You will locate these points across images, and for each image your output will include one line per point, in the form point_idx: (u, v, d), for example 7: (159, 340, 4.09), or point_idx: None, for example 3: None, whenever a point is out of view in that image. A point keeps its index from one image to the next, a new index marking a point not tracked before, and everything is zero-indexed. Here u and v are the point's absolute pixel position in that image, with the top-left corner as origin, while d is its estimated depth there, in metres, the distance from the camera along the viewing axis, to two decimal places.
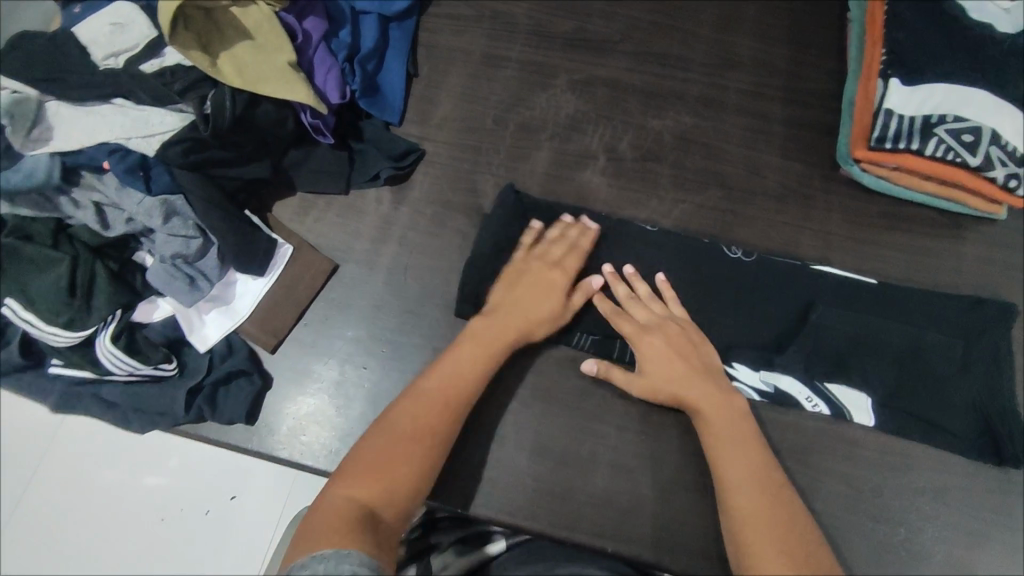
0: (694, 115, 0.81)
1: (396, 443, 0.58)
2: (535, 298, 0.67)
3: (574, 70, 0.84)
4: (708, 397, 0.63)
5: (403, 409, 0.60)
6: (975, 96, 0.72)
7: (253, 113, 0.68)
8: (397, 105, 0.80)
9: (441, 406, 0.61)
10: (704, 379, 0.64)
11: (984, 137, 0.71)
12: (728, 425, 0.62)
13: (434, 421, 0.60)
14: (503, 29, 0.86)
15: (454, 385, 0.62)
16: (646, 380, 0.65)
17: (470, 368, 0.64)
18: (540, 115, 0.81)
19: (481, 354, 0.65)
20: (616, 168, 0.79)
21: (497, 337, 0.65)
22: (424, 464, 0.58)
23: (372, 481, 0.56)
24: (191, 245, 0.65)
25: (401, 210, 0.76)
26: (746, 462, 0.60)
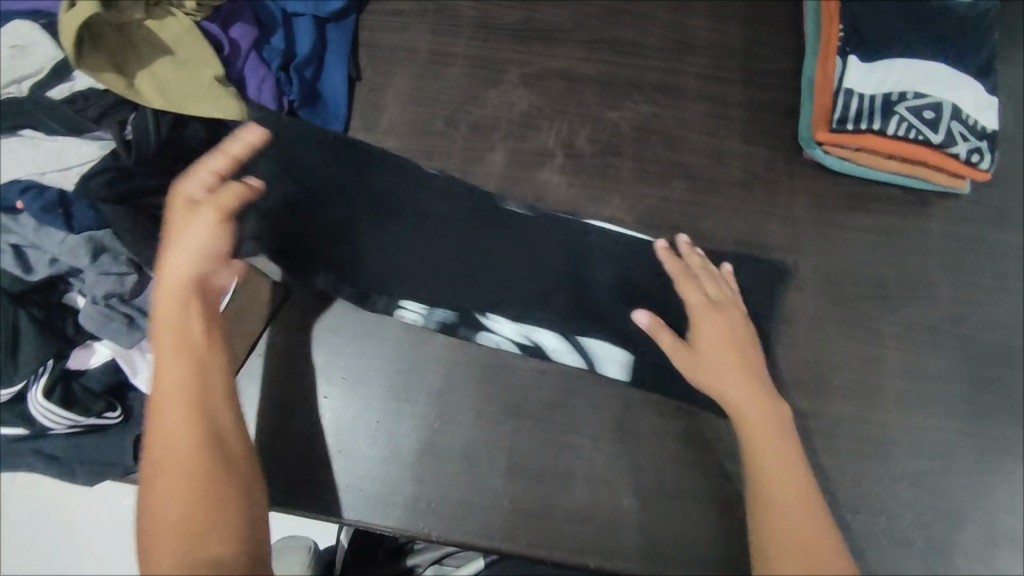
0: (652, 104, 0.78)
1: (176, 475, 0.50)
2: (202, 231, 0.55)
3: (525, 63, 0.80)
4: (753, 390, 0.61)
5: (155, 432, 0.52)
6: (933, 70, 0.71)
7: (180, 134, 0.63)
8: (340, 113, 0.76)
9: (188, 402, 0.52)
10: (740, 361, 0.62)
11: (944, 113, 0.70)
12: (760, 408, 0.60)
13: (188, 422, 0.52)
14: (448, 23, 0.82)
15: (177, 391, 0.52)
16: (697, 348, 0.63)
17: (168, 347, 0.53)
18: (493, 113, 0.78)
19: (177, 339, 0.53)
20: (574, 165, 0.76)
21: (167, 314, 0.54)
22: (207, 472, 0.50)
23: (176, 512, 0.48)
24: (125, 283, 0.61)
25: None
26: (784, 462, 0.57)
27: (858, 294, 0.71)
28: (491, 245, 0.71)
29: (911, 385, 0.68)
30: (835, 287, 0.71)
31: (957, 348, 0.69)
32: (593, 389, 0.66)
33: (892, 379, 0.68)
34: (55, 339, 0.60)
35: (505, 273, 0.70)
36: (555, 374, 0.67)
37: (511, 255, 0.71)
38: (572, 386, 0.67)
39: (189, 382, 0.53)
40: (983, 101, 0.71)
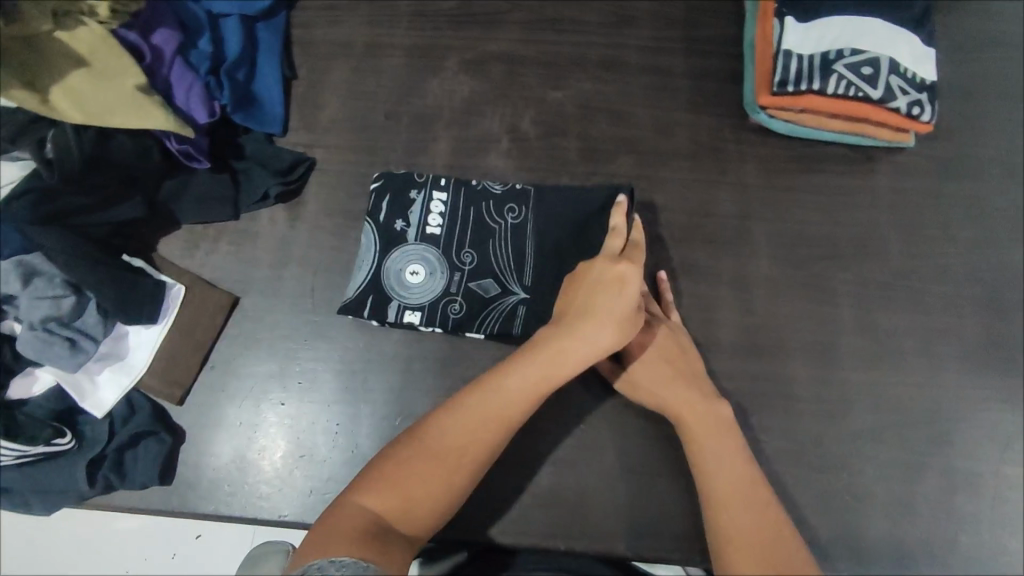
0: (596, 81, 0.77)
1: (429, 459, 0.55)
2: (604, 294, 0.61)
3: (464, 49, 0.78)
4: (688, 408, 0.61)
5: (444, 427, 0.56)
6: (870, 26, 0.70)
7: (105, 148, 0.62)
8: (277, 114, 0.74)
9: (496, 424, 0.57)
10: (685, 386, 0.62)
11: (882, 68, 0.69)
12: (707, 418, 0.60)
13: (488, 436, 0.57)
14: (382, 13, 0.80)
15: (502, 401, 0.58)
16: (630, 378, 0.64)
17: (535, 380, 0.58)
18: (434, 103, 0.76)
19: (548, 366, 0.59)
20: (520, 149, 0.75)
21: (549, 351, 0.59)
22: (445, 482, 0.55)
23: (392, 501, 0.53)
24: (62, 305, 0.59)
25: (298, 228, 0.71)
26: (731, 469, 0.57)
27: (810, 256, 0.71)
28: (450, 236, 0.69)
29: (868, 343, 0.68)
30: (786, 251, 0.71)
31: (911, 301, 0.69)
32: None
33: (848, 337, 0.68)
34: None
35: (470, 266, 0.68)
36: None
37: (470, 246, 0.69)
38: None
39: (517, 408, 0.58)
40: (920, 53, 0.71)
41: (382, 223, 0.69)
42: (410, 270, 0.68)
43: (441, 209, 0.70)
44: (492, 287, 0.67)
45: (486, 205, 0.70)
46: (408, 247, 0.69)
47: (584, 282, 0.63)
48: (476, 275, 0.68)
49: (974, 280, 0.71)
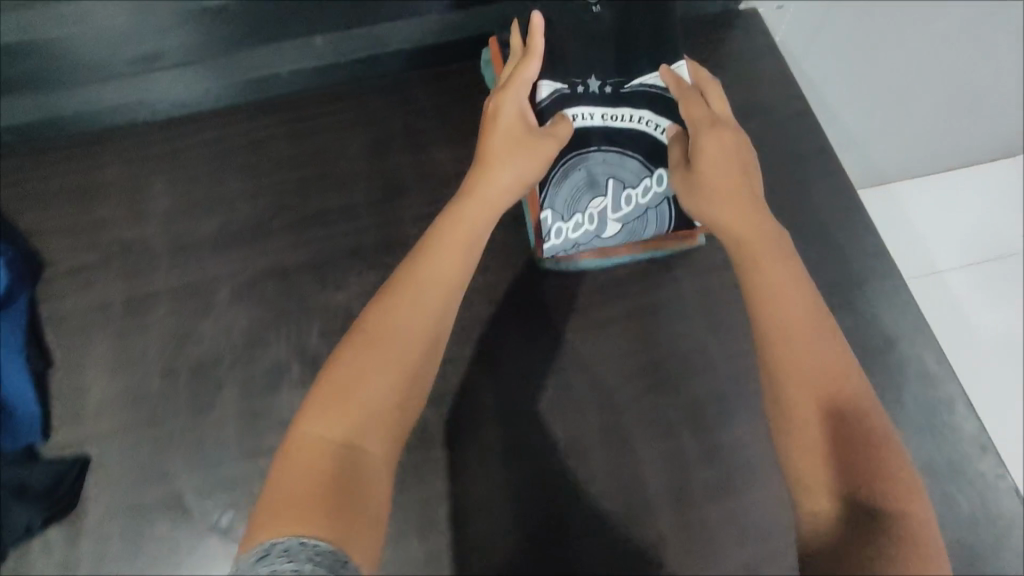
0: (378, 267, 0.73)
1: (350, 430, 0.45)
2: (452, 241, 0.55)
3: (233, 274, 0.74)
4: (801, 284, 0.50)
5: (324, 413, 0.45)
6: (606, 129, 0.67)
7: None
8: (32, 419, 0.65)
9: (410, 371, 0.48)
10: (782, 257, 0.51)
11: (634, 169, 0.68)
12: (787, 280, 0.49)
13: (393, 403, 0.47)
14: (138, 262, 0.75)
15: (400, 344, 0.48)
16: (463, 230, 0.56)
17: (413, 345, 0.49)
18: (211, 345, 0.70)
19: (451, 268, 0.53)
20: (314, 371, 0.68)
21: (450, 257, 0.54)
22: (432, 356, 0.50)
23: (300, 495, 0.41)
24: None
25: (81, 544, 0.62)
26: (824, 347, 0.46)
27: (636, 390, 0.68)
28: (632, 224, 0.68)
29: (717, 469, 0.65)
30: (612, 393, 0.68)
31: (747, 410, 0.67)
32: None
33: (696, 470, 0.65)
34: None
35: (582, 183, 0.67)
36: None
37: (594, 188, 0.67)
38: None
39: (418, 356, 0.49)
40: (668, 108, 0.67)
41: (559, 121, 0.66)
42: (610, 114, 0.67)
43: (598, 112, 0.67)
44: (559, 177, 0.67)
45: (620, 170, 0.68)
46: (632, 84, 0.68)
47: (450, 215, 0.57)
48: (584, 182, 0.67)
49: None
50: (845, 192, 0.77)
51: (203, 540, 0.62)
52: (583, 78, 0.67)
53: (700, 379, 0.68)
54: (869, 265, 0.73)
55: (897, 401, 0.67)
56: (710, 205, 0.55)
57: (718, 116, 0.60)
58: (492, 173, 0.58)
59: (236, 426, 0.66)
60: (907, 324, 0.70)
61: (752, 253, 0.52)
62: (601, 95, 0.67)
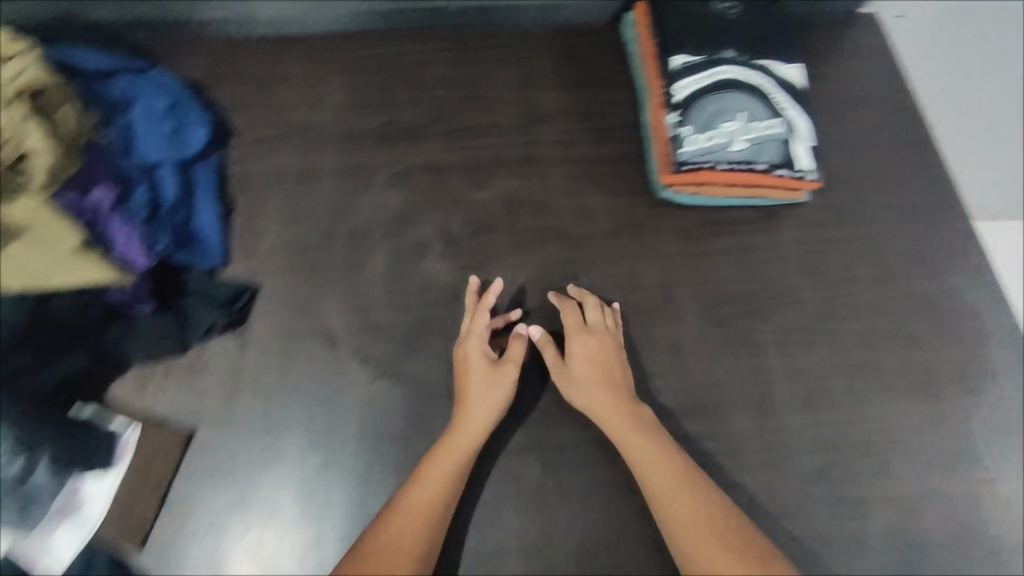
0: (516, 178, 0.85)
1: (385, 552, 0.61)
2: (463, 418, 0.68)
3: (390, 164, 0.85)
4: (705, 500, 0.64)
5: (389, 530, 0.62)
6: (737, 81, 0.79)
7: (48, 308, 0.64)
8: (215, 247, 0.78)
9: (429, 500, 0.63)
10: (698, 486, 0.64)
11: (757, 111, 0.78)
12: (703, 539, 0.62)
13: (421, 525, 0.62)
14: (311, 142, 0.87)
15: (426, 492, 0.64)
16: (472, 422, 0.67)
17: (439, 488, 0.64)
18: (368, 217, 0.81)
19: (461, 455, 0.66)
20: (454, 250, 0.80)
21: (466, 444, 0.66)
22: (433, 544, 0.63)
23: None
24: (10, 470, 0.58)
25: (248, 353, 0.74)
26: (711, 538, 0.62)
27: (732, 312, 0.77)
28: (755, 150, 0.77)
29: (799, 387, 0.73)
30: (711, 309, 0.77)
31: (832, 344, 0.75)
32: (513, 462, 0.71)
33: (780, 386, 0.73)
34: None
35: (718, 117, 0.78)
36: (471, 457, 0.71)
37: (727, 122, 0.78)
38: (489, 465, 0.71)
39: (434, 503, 0.63)
40: (782, 83, 0.80)
41: (696, 75, 0.80)
42: (743, 74, 0.80)
43: (733, 73, 0.80)
44: (696, 111, 0.79)
45: (752, 113, 0.78)
46: (757, 62, 0.81)
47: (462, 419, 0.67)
48: (718, 119, 0.78)
49: (881, 312, 0.77)
50: (940, 179, 0.85)
51: (348, 367, 0.73)
52: (720, 50, 0.81)
53: (793, 311, 0.77)
54: (957, 244, 0.81)
55: (972, 359, 0.75)
56: (650, 466, 0.66)
57: (595, 321, 0.74)
58: (485, 402, 0.68)
59: (384, 282, 0.77)
60: (986, 300, 0.78)
61: (622, 439, 0.68)
62: (735, 61, 0.81)
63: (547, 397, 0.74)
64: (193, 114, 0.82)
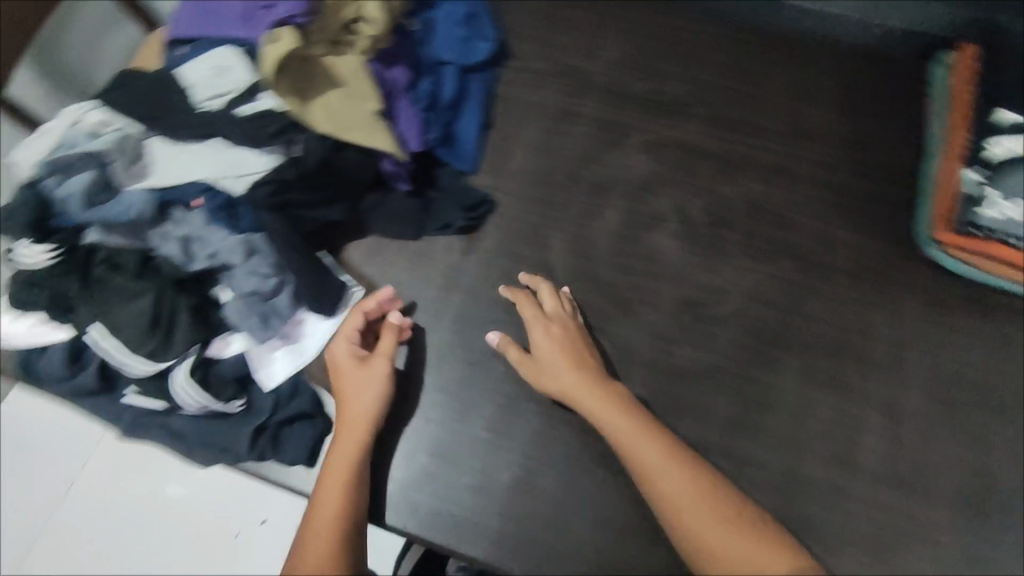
0: (770, 184, 0.81)
1: (333, 520, 0.59)
2: (371, 398, 0.65)
3: (646, 130, 0.85)
4: (704, 487, 0.58)
5: (325, 502, 0.60)
6: None
7: (338, 156, 0.69)
8: (470, 154, 0.82)
9: (348, 481, 0.61)
10: (678, 464, 0.59)
11: None
12: (709, 526, 0.56)
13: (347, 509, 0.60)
14: (577, 86, 0.88)
15: (337, 481, 0.61)
16: (359, 411, 0.65)
17: (350, 469, 0.62)
18: (613, 174, 0.82)
19: (349, 456, 0.63)
20: (687, 233, 0.78)
21: (350, 447, 0.63)
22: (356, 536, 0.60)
23: (327, 547, 0.57)
24: (267, 283, 0.66)
25: (470, 260, 0.77)
26: (715, 520, 0.56)
27: (969, 400, 0.70)
28: None
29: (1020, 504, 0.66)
30: (945, 388, 0.70)
31: None
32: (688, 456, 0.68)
33: (999, 496, 0.66)
34: (203, 329, 0.64)
35: None
36: None
37: None
38: None
39: (351, 493, 0.61)
40: None
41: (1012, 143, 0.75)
42: None
43: None
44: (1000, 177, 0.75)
45: None
46: None
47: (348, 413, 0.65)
48: None
49: None
50: None
51: None
52: None
53: None
54: None
55: None
56: (636, 442, 0.60)
57: (549, 309, 0.70)
58: (368, 399, 0.65)
59: (611, 241, 0.78)
60: None
61: (624, 448, 0.61)
62: None
63: (740, 409, 0.70)
64: (484, 29, 0.86)
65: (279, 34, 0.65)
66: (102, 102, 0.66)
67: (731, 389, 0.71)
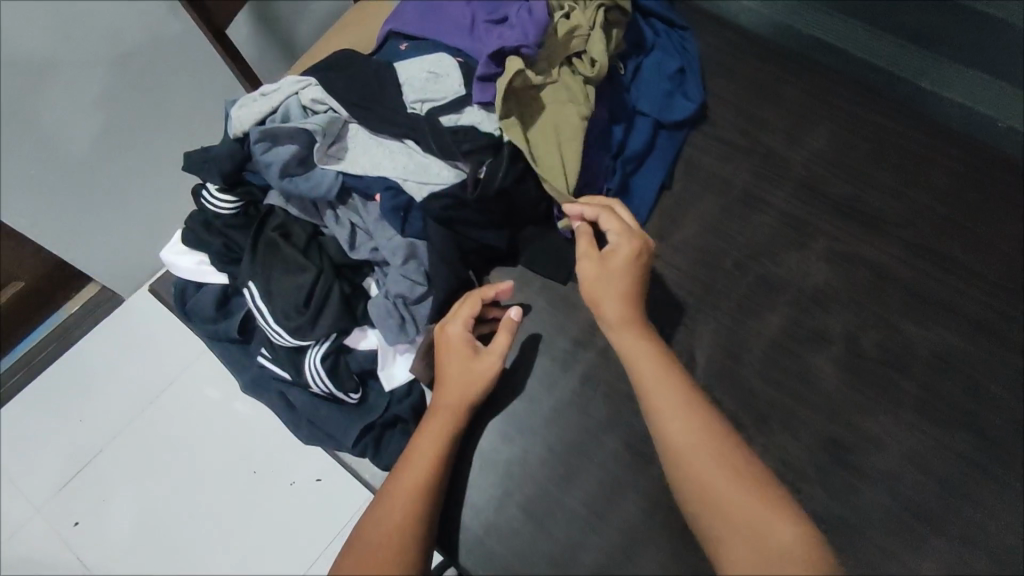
0: (963, 338, 0.71)
1: (405, 498, 0.57)
2: (466, 378, 0.64)
3: (834, 238, 0.78)
4: (739, 486, 0.51)
5: (401, 478, 0.59)
6: None
7: (516, 188, 0.68)
8: (640, 214, 0.79)
9: (430, 461, 0.60)
10: (712, 446, 0.53)
11: None
12: (740, 527, 0.49)
13: (424, 488, 0.58)
14: (770, 170, 0.82)
15: (420, 460, 0.60)
16: (456, 388, 0.63)
17: (434, 445, 0.61)
18: (785, 276, 0.76)
19: (436, 429, 0.62)
20: (852, 364, 0.71)
21: (443, 421, 0.62)
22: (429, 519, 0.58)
23: (392, 524, 0.56)
24: (415, 291, 0.67)
25: None
26: (742, 520, 0.49)
27: None
28: None
29: None
30: None
31: None
32: None
33: None
34: (347, 317, 0.65)
35: None
36: None
37: None
38: None
39: (428, 474, 0.59)
40: None
41: None
42: None
43: None
44: None
45: None
46: None
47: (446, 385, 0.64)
48: None
49: None
50: None
51: None
52: None
53: None
54: None
55: None
56: (663, 411, 0.55)
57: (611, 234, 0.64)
58: (464, 376, 0.63)
59: (764, 348, 0.72)
60: None
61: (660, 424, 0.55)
62: None
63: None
64: (692, 89, 0.84)
65: (508, 64, 0.66)
66: (319, 80, 0.67)
67: (860, 553, 0.63)
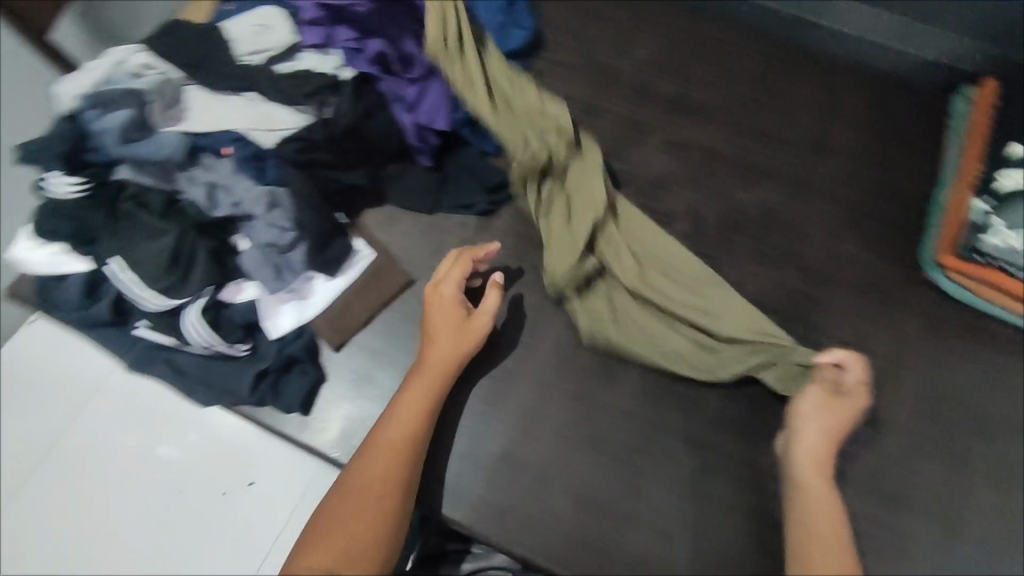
0: (784, 195, 0.82)
1: (391, 457, 0.61)
2: (456, 342, 0.66)
3: (669, 131, 0.86)
4: (825, 505, 0.60)
5: (387, 435, 0.62)
6: None
7: (365, 124, 0.71)
8: None
9: (418, 419, 0.63)
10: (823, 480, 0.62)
11: None
12: (824, 526, 0.59)
13: (412, 444, 0.62)
14: (605, 82, 0.90)
15: (402, 422, 0.63)
16: (444, 351, 0.66)
17: (422, 405, 0.64)
18: (630, 170, 0.84)
19: (424, 390, 0.64)
20: (697, 234, 0.80)
21: (429, 380, 0.65)
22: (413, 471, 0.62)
23: (376, 484, 0.60)
24: (285, 237, 0.67)
25: (483, 235, 0.77)
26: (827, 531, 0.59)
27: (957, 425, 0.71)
28: None
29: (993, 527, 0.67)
30: (933, 410, 0.71)
31: None
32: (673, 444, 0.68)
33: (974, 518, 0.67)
34: (219, 273, 0.67)
35: None
36: (637, 420, 0.69)
37: None
38: (654, 435, 0.68)
39: (410, 437, 0.62)
40: None
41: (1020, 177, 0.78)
42: None
43: None
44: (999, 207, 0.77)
45: None
46: None
47: (441, 350, 0.66)
48: None
49: None
50: None
51: None
52: None
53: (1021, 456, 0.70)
54: None
55: None
56: (812, 464, 0.62)
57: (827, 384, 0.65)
58: (456, 344, 0.66)
59: None
60: None
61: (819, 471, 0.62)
62: None
63: None
64: (523, 17, 0.90)
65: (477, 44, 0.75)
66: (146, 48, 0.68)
67: None
